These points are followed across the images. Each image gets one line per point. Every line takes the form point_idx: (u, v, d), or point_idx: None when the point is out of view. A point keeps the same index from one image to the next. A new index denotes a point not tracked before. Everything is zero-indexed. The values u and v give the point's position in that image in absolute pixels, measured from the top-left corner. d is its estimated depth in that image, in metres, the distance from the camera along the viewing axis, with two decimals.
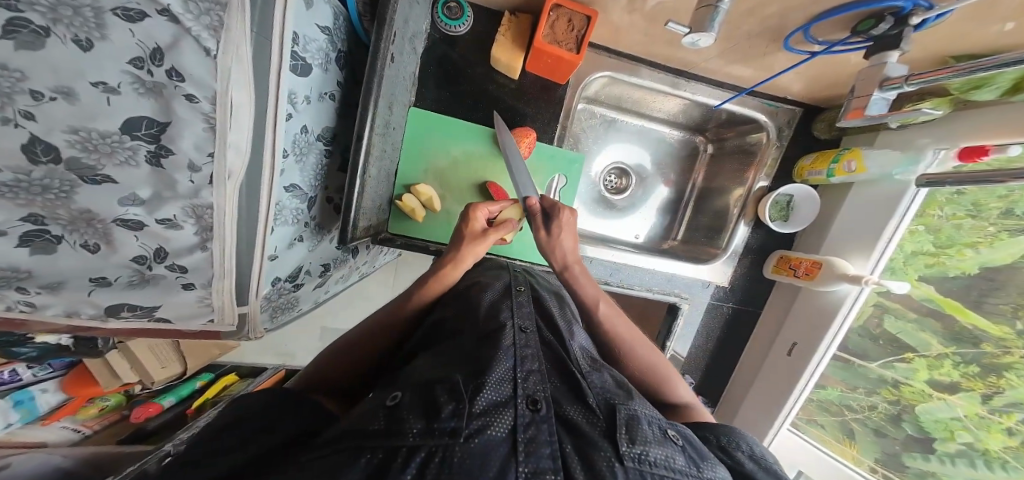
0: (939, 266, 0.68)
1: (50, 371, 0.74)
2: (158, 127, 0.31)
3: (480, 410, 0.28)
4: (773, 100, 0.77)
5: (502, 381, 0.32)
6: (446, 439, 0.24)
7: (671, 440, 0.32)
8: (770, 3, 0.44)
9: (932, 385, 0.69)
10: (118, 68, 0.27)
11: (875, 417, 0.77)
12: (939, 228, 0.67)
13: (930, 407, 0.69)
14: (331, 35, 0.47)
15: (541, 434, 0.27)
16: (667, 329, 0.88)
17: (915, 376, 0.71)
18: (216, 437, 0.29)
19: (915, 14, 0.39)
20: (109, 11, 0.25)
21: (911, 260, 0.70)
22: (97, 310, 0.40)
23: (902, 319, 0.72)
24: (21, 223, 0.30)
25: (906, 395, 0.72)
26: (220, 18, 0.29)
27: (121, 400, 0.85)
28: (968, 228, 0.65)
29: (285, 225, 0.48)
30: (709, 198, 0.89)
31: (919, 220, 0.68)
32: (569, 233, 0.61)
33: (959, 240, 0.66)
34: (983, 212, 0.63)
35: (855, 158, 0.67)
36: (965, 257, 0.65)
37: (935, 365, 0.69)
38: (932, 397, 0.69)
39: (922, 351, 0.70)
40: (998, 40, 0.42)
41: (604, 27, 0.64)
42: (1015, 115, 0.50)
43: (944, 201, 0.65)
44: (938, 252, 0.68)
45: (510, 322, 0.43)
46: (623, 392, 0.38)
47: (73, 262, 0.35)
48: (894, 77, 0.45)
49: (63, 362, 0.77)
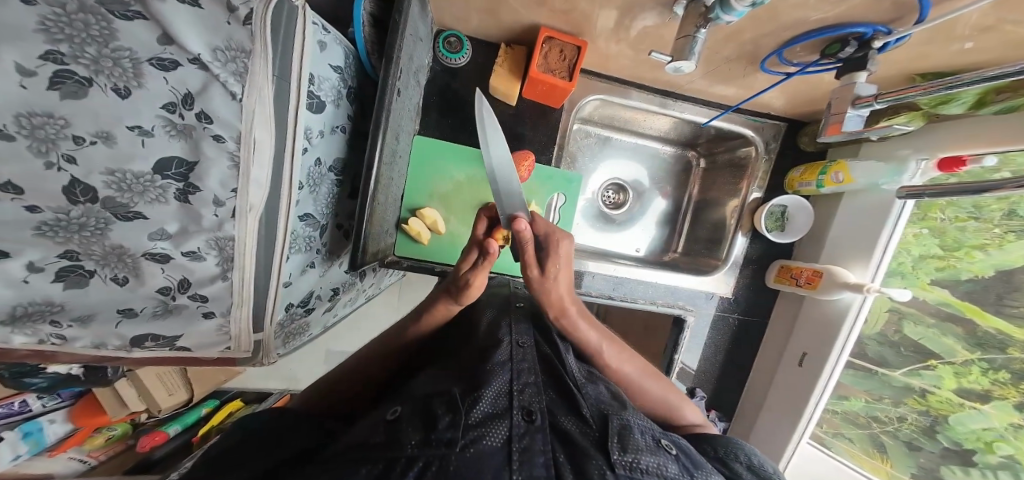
0: (950, 269, 0.67)
1: (59, 401, 0.74)
2: (187, 166, 0.34)
3: (476, 421, 0.29)
4: (758, 116, 0.80)
5: (499, 395, 0.33)
6: (442, 449, 0.26)
7: (664, 450, 0.33)
8: (745, 31, 0.47)
9: (961, 394, 0.67)
10: (152, 113, 0.31)
11: (907, 429, 0.74)
12: (944, 231, 0.67)
13: (962, 417, 0.67)
14: (343, 74, 0.51)
15: (536, 443, 0.29)
16: (673, 343, 0.86)
17: (943, 384, 0.68)
18: (233, 449, 0.33)
19: (875, 38, 0.42)
20: (145, 61, 0.29)
21: (920, 264, 0.69)
22: (122, 341, 0.42)
23: (921, 325, 0.70)
24: (57, 259, 0.33)
25: (934, 404, 0.70)
26: (244, 63, 0.32)
27: (128, 429, 0.83)
28: (973, 230, 0.65)
29: (299, 252, 0.51)
30: (706, 211, 0.91)
31: (922, 224, 0.68)
32: (568, 269, 0.45)
33: (966, 242, 0.66)
34: (985, 214, 0.63)
35: (842, 169, 0.69)
36: (975, 260, 0.65)
37: (962, 372, 0.66)
38: (963, 406, 0.67)
39: (946, 358, 0.68)
40: (959, 60, 0.45)
41: (593, 55, 0.68)
42: (983, 127, 0.53)
43: (944, 205, 0.66)
44: (946, 255, 0.67)
45: (507, 338, 0.44)
46: (618, 402, 0.39)
47: (102, 295, 0.37)
48: (864, 95, 0.48)
49: (72, 392, 0.76)
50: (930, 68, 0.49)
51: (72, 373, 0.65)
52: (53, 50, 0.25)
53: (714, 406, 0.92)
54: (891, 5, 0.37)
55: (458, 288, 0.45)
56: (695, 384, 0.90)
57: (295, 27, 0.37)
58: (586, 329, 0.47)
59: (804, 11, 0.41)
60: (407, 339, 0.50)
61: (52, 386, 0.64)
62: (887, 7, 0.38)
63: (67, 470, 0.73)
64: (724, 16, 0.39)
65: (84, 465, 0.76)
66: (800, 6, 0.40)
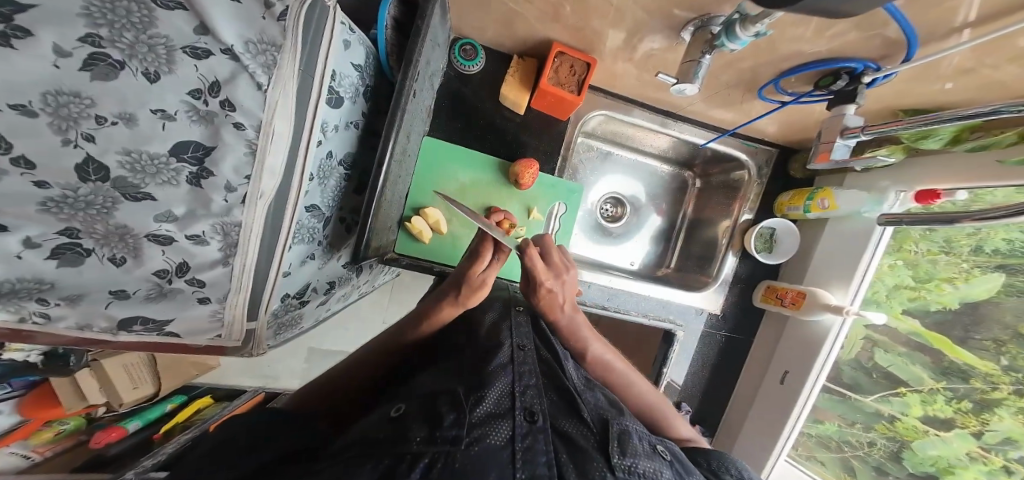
0: (920, 300, 0.71)
1: (8, 391, 0.67)
2: (203, 150, 0.34)
3: (478, 420, 0.30)
4: (752, 141, 0.84)
5: (502, 396, 0.34)
6: (447, 446, 0.26)
7: (660, 455, 0.34)
8: (745, 59, 0.50)
9: (926, 421, 0.69)
10: (177, 98, 0.31)
11: (876, 454, 0.77)
12: (916, 263, 0.71)
13: (924, 443, 0.70)
14: (362, 72, 0.51)
15: (538, 443, 0.29)
16: (662, 358, 0.89)
17: (910, 411, 0.71)
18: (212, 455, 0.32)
19: (865, 74, 0.45)
20: (180, 49, 0.30)
21: (893, 294, 0.73)
22: (109, 324, 0.40)
23: (891, 353, 0.74)
24: (56, 236, 0.32)
25: (901, 430, 0.72)
26: (273, 57, 0.33)
27: (81, 423, 0.79)
28: (943, 263, 0.69)
29: (301, 243, 0.50)
30: (698, 229, 0.94)
31: (896, 255, 0.72)
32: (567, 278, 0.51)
33: (936, 275, 0.69)
34: (955, 248, 0.67)
35: (828, 196, 0.74)
36: (944, 292, 0.68)
37: (928, 400, 0.69)
38: (927, 432, 0.69)
39: (915, 386, 0.71)
40: (935, 101, 0.50)
41: (601, 72, 0.71)
42: (958, 169, 0.57)
43: (918, 237, 0.70)
44: (918, 286, 0.71)
45: (509, 340, 0.45)
46: (615, 409, 0.40)
47: (96, 274, 0.36)
48: (853, 126, 0.52)
49: (25, 382, 0.70)
50: (910, 105, 0.53)
51: (30, 360, 0.63)
52: (92, 34, 0.26)
53: (697, 421, 0.93)
54: (882, 43, 0.40)
55: (469, 288, 0.46)
56: (680, 398, 0.91)
57: (325, 26, 0.38)
58: (581, 334, 0.53)
59: (801, 44, 0.44)
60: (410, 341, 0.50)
61: (4, 374, 0.63)
62: (878, 44, 0.41)
63: (6, 465, 0.70)
64: (730, 44, 0.41)
65: (28, 461, 0.73)
66: (799, 39, 0.43)
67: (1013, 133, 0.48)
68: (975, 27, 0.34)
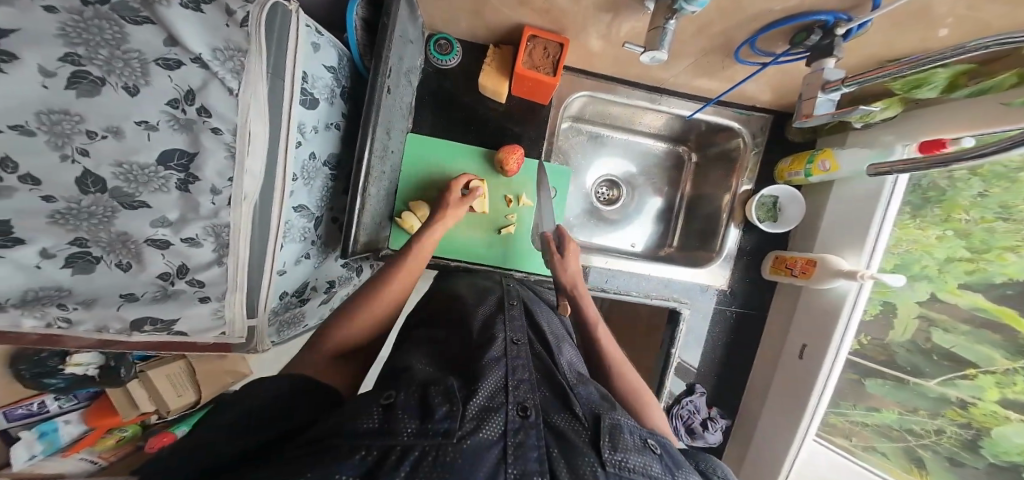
0: (980, 272, 0.63)
1: (75, 403, 0.77)
2: (187, 157, 0.37)
3: (474, 414, 0.29)
4: (745, 109, 0.81)
5: (494, 392, 0.34)
6: (439, 439, 0.25)
7: (650, 448, 0.33)
8: (714, 23, 0.49)
9: (1006, 406, 0.61)
10: (157, 109, 0.35)
11: (946, 444, 0.68)
12: (969, 232, 0.63)
13: (1007, 431, 0.61)
14: (336, 74, 0.53)
15: (530, 439, 0.29)
16: (670, 338, 0.87)
17: (985, 395, 0.63)
18: None
19: (838, 25, 0.43)
20: (152, 62, 0.33)
21: (947, 267, 0.66)
22: (123, 325, 0.43)
23: (952, 333, 0.66)
24: (67, 246, 0.37)
25: (977, 417, 0.64)
26: (240, 61, 0.35)
27: (138, 430, 0.84)
28: (1002, 231, 0.60)
29: (293, 242, 0.52)
30: (698, 206, 0.91)
31: (945, 225, 0.66)
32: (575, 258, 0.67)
33: (995, 244, 0.61)
34: (1014, 215, 0.58)
35: (828, 158, 0.70)
36: (1007, 263, 0.59)
37: (1005, 382, 0.60)
38: (1010, 419, 0.60)
39: (985, 366, 0.62)
40: (925, 43, 0.47)
41: (577, 53, 0.70)
42: (953, 118, 0.54)
43: (968, 205, 0.63)
44: (975, 257, 0.63)
45: (501, 334, 0.45)
46: (607, 403, 0.40)
47: (106, 280, 0.41)
48: (833, 80, 0.49)
49: (88, 393, 0.79)
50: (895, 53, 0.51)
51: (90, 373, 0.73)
52: (71, 53, 0.30)
53: (714, 404, 0.90)
54: None
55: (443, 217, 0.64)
56: (695, 380, 0.89)
57: (289, 29, 0.40)
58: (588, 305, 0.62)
59: (768, 1, 0.42)
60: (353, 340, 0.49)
61: (68, 386, 0.72)
62: None
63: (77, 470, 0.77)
64: (688, 6, 0.41)
65: (96, 465, 0.79)
66: None
67: (1010, 72, 0.45)
68: None
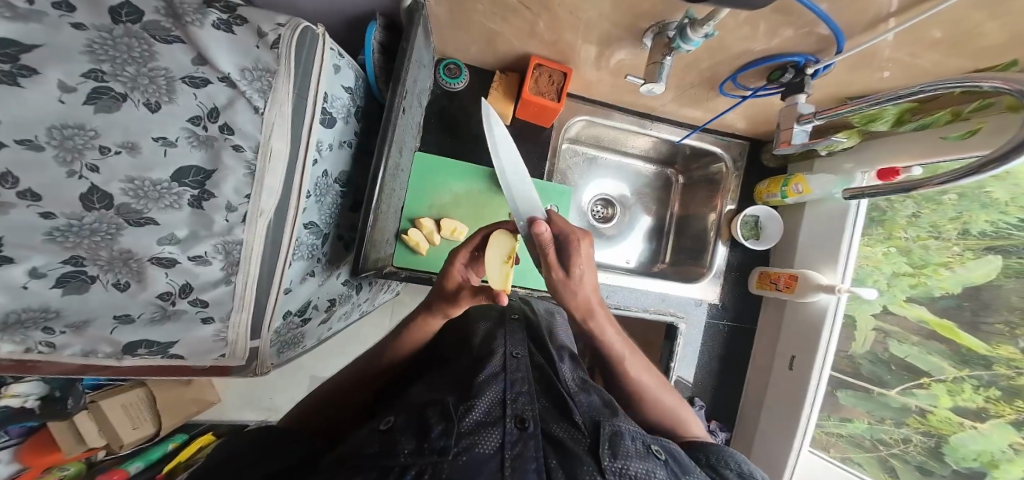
0: (922, 286, 0.70)
1: (5, 440, 0.62)
2: (204, 174, 0.36)
3: (468, 429, 0.29)
4: (725, 136, 0.88)
5: (492, 406, 0.33)
6: (435, 457, 0.25)
7: (654, 454, 0.33)
8: (703, 60, 0.55)
9: (958, 412, 0.65)
10: (178, 126, 0.34)
11: (914, 452, 0.71)
12: (909, 250, 0.71)
13: (962, 438, 0.65)
14: (353, 95, 0.54)
15: (529, 450, 0.28)
16: (668, 351, 0.90)
17: (939, 403, 0.67)
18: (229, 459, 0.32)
19: (807, 66, 0.49)
20: (179, 80, 0.34)
21: (894, 281, 0.73)
22: (114, 349, 0.41)
23: (905, 343, 0.72)
24: (61, 265, 0.33)
25: (935, 424, 0.68)
26: (267, 81, 0.38)
27: (82, 468, 0.72)
28: (935, 248, 0.69)
29: (300, 260, 0.51)
30: (687, 224, 0.97)
31: (888, 243, 0.74)
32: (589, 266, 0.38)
33: (931, 261, 0.69)
34: (943, 233, 0.68)
35: (800, 181, 0.77)
36: (942, 277, 0.67)
37: (955, 390, 0.65)
38: (963, 426, 0.64)
39: (937, 375, 0.67)
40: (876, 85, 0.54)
41: (577, 81, 0.75)
42: (902, 147, 0.62)
43: (904, 223, 0.72)
44: (916, 272, 0.71)
45: (501, 348, 0.43)
46: (609, 410, 0.39)
47: (100, 300, 0.37)
48: (806, 113, 0.56)
49: (22, 428, 0.64)
50: (855, 93, 0.58)
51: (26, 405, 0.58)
52: (95, 69, 0.30)
53: (713, 416, 0.92)
54: (817, 39, 0.45)
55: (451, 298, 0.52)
56: (693, 394, 0.91)
57: (316, 54, 0.42)
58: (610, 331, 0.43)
59: (748, 43, 0.48)
60: (386, 363, 0.51)
61: None
62: (813, 41, 0.45)
63: None
64: (685, 45, 0.45)
65: None
66: (746, 39, 0.47)
67: (946, 111, 0.54)
68: (897, 16, 0.38)
